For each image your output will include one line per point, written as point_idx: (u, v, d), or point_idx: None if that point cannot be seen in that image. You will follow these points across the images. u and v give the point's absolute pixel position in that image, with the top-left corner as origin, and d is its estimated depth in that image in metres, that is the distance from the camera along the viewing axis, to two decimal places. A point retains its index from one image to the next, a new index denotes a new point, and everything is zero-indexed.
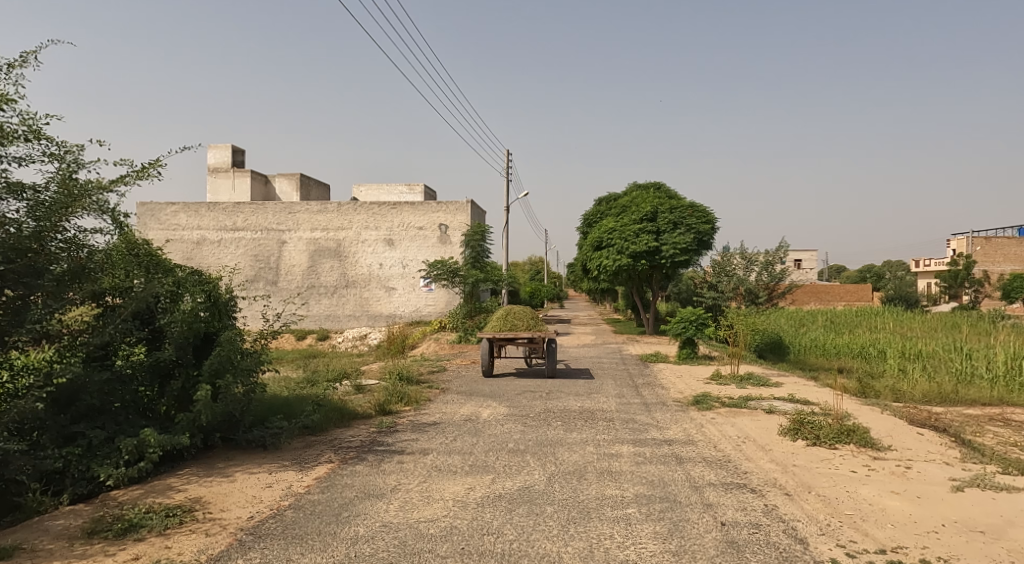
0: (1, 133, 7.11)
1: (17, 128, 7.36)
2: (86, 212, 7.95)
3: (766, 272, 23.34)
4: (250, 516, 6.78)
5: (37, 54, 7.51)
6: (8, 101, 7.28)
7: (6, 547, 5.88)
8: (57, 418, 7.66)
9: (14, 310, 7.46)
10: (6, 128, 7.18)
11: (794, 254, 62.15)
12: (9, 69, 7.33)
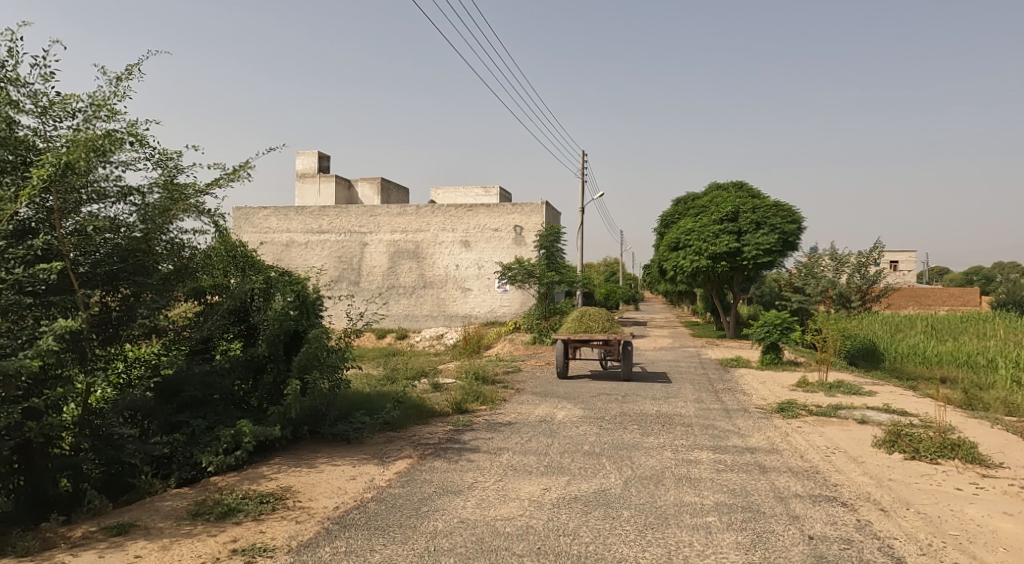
0: (110, 141, 7.59)
1: (125, 138, 7.88)
2: (186, 214, 8.39)
3: (860, 276, 21.96)
4: (336, 506, 7.01)
5: (141, 66, 7.98)
6: (115, 112, 7.77)
7: (122, 524, 6.32)
8: (164, 407, 8.20)
9: (127, 307, 7.91)
10: (114, 136, 7.68)
11: (891, 255, 59.57)
12: (117, 81, 7.82)
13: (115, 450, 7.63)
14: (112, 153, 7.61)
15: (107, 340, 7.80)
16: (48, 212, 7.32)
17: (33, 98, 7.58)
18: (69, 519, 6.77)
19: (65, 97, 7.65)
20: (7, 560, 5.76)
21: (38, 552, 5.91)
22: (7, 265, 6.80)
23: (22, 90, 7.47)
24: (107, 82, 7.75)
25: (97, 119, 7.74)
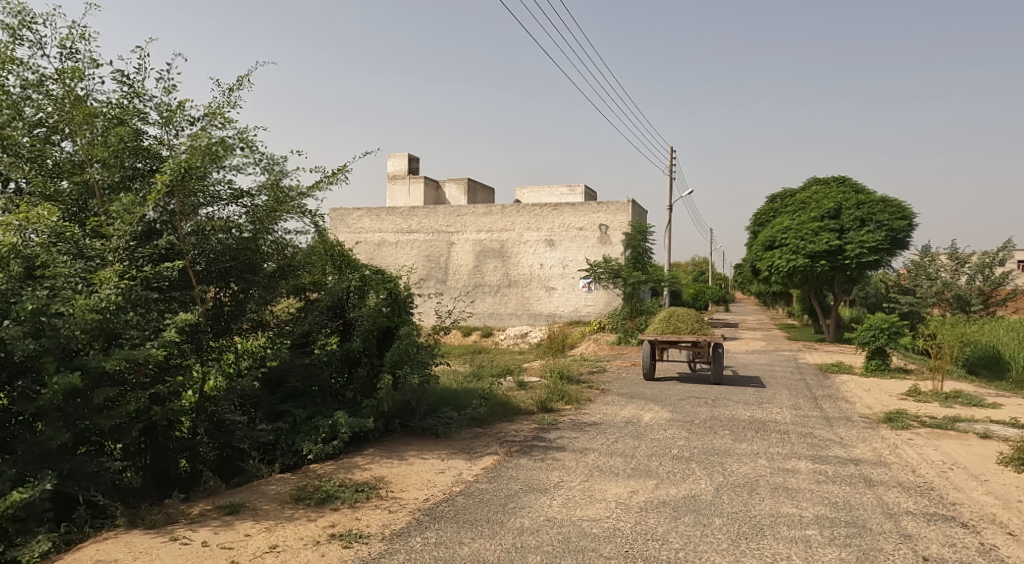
0: (222, 147, 8.01)
1: (236, 143, 8.29)
2: (289, 215, 8.74)
3: (984, 277, 20.58)
4: (426, 497, 7.09)
5: (250, 76, 8.40)
6: (227, 120, 8.26)
7: (233, 505, 6.63)
8: (269, 396, 8.62)
9: (237, 302, 8.51)
10: (227, 142, 8.11)
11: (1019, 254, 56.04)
12: (230, 90, 8.28)
13: (226, 435, 8.08)
14: (225, 158, 8.07)
15: (220, 332, 8.37)
16: (171, 214, 7.82)
17: (157, 109, 8.13)
18: (187, 496, 7.16)
19: (183, 108, 8.16)
20: (134, 531, 6.14)
21: (162, 525, 6.28)
22: (137, 264, 7.36)
23: (147, 101, 8.11)
24: (221, 92, 8.23)
25: (212, 127, 8.26)
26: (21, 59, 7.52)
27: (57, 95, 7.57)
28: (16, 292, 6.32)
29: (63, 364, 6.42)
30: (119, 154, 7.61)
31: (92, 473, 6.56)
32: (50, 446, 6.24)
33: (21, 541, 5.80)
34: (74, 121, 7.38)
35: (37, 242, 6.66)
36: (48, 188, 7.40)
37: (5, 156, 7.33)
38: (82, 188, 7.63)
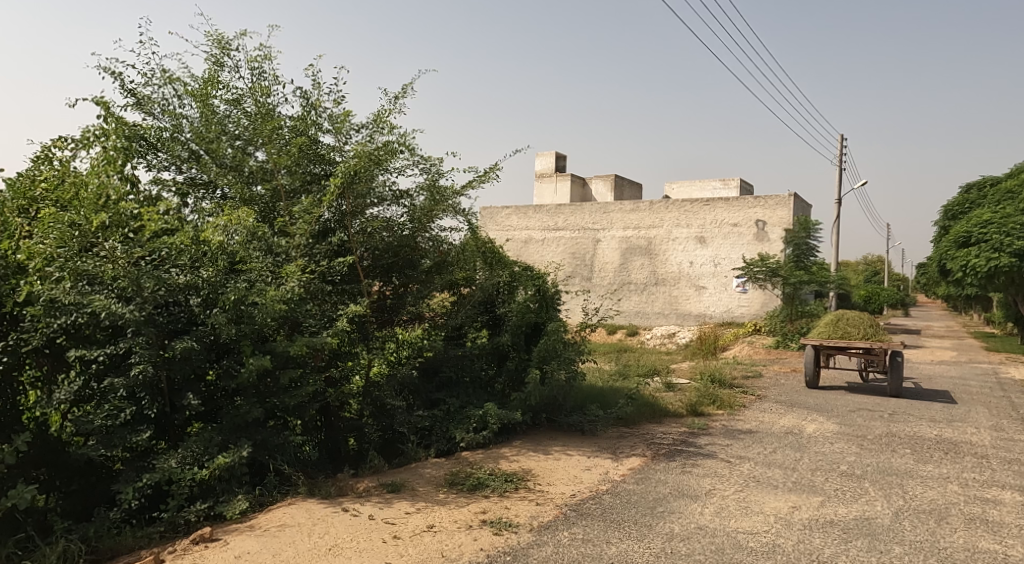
0: (388, 151, 8.55)
1: (399, 148, 8.78)
2: (445, 214, 9.11)
3: None
4: (573, 493, 7.11)
5: (412, 86, 8.99)
6: (392, 127, 8.78)
7: (395, 484, 7.09)
8: (425, 385, 9.01)
9: (398, 296, 9.00)
10: (391, 146, 8.63)
11: None
12: (393, 98, 8.81)
13: (388, 418, 8.52)
14: (388, 162, 8.58)
15: (383, 323, 8.95)
16: (343, 215, 8.45)
17: (331, 118, 8.75)
18: (356, 472, 7.73)
19: (352, 117, 8.72)
20: (312, 499, 6.73)
21: (335, 497, 6.81)
22: (316, 259, 8.09)
23: (322, 111, 8.76)
24: (386, 99, 8.83)
25: (377, 133, 8.77)
26: (221, 81, 8.47)
27: (250, 110, 8.43)
28: (220, 285, 7.02)
29: (256, 347, 7.14)
30: (300, 162, 8.37)
31: (278, 445, 7.19)
32: (246, 419, 6.92)
33: (225, 498, 6.52)
34: (263, 133, 8.13)
35: (237, 241, 7.25)
36: (245, 194, 8.18)
37: (213, 166, 8.30)
38: (272, 194, 8.33)
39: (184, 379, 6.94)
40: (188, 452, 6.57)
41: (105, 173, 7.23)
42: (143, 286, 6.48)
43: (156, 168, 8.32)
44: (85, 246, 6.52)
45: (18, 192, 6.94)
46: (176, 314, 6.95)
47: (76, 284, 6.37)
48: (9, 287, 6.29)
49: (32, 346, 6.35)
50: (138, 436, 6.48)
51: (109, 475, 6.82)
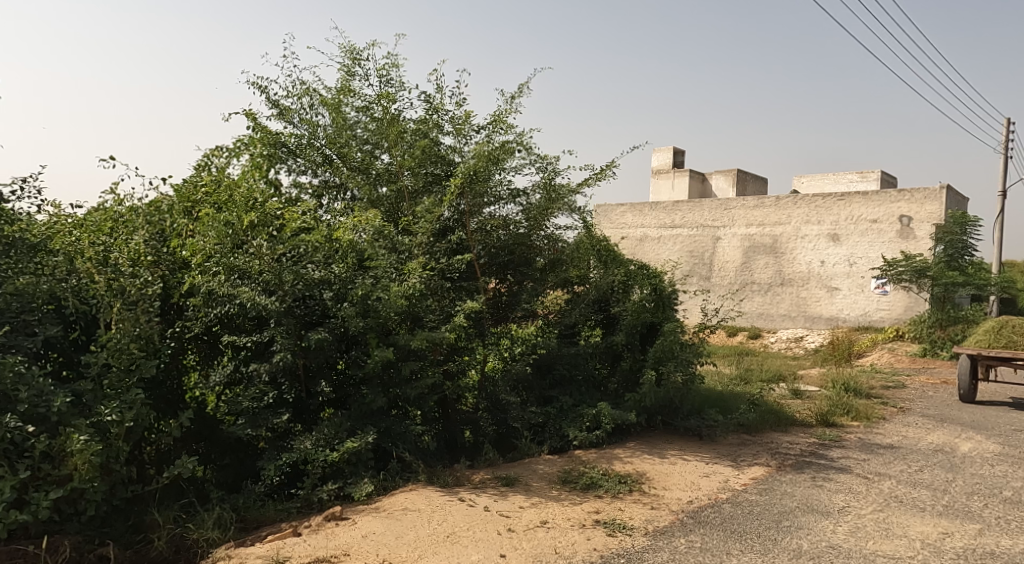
0: (505, 150, 8.61)
1: (516, 147, 8.83)
2: (560, 212, 9.06)
3: None
4: (690, 499, 6.86)
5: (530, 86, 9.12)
6: (510, 126, 8.82)
7: (509, 478, 7.22)
8: (540, 382, 8.94)
9: (513, 293, 9.02)
10: (509, 145, 8.69)
11: None
12: (511, 98, 8.91)
13: (501, 413, 8.53)
14: (505, 161, 8.65)
15: (499, 319, 8.96)
16: (462, 213, 8.55)
17: (451, 120, 8.96)
18: (471, 464, 7.96)
19: (472, 118, 8.87)
20: (431, 487, 7.00)
21: (451, 487, 7.05)
22: (435, 257, 8.22)
23: (445, 114, 8.94)
24: (504, 99, 8.95)
25: (496, 133, 8.84)
26: (352, 89, 8.85)
27: (378, 116, 8.70)
28: (350, 280, 7.33)
29: (381, 340, 7.38)
30: (423, 164, 8.66)
31: (401, 433, 7.45)
32: (370, 408, 7.28)
33: (353, 480, 6.90)
34: (387, 137, 8.53)
35: (365, 239, 7.62)
36: (372, 195, 8.56)
37: (343, 169, 8.71)
38: (396, 194, 8.63)
39: (319, 367, 7.31)
40: (321, 434, 6.95)
41: (253, 179, 7.85)
42: (285, 280, 6.88)
43: (295, 173, 8.83)
44: (237, 243, 7.02)
45: (182, 196, 7.50)
46: (311, 307, 7.25)
47: (229, 278, 6.79)
48: (177, 279, 6.94)
49: (192, 333, 6.89)
50: (278, 419, 6.85)
51: (255, 452, 7.26)
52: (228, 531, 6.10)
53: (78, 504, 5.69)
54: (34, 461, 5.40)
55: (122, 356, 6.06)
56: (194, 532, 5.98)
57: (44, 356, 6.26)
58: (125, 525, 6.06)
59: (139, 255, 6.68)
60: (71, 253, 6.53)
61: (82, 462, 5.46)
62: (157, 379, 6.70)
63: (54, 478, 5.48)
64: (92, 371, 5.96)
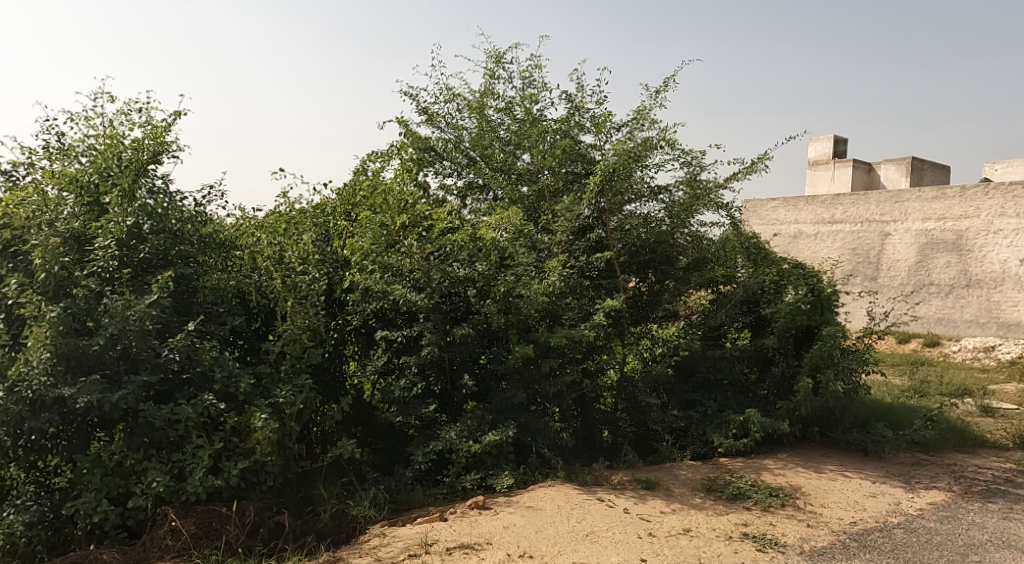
0: (646, 147, 8.40)
1: (659, 143, 8.55)
2: (706, 209, 8.70)
3: None
4: (853, 520, 6.30)
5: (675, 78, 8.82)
6: (653, 121, 8.54)
7: (649, 481, 6.98)
8: (681, 384, 8.69)
9: (654, 293, 8.78)
10: (651, 141, 8.44)
11: None
12: (654, 92, 8.68)
13: (642, 414, 8.37)
14: (647, 158, 8.42)
15: (638, 319, 8.73)
16: (601, 211, 8.42)
17: (592, 118, 8.83)
18: (610, 464, 7.86)
19: (614, 116, 8.68)
20: (569, 484, 6.93)
21: (590, 486, 6.95)
22: (575, 255, 8.18)
23: (586, 113, 8.82)
24: (648, 94, 8.75)
25: (637, 129, 8.59)
26: (495, 92, 8.97)
27: (519, 117, 8.80)
28: (493, 278, 7.36)
29: (522, 336, 7.34)
30: (565, 163, 8.60)
31: (540, 429, 7.44)
32: (511, 402, 7.27)
33: (494, 472, 6.99)
34: (529, 137, 8.54)
35: (506, 238, 7.60)
36: (514, 194, 8.54)
37: (487, 169, 8.82)
38: (536, 194, 8.57)
39: (463, 360, 7.39)
40: (465, 426, 7.06)
41: (404, 182, 8.20)
42: (433, 278, 7.06)
43: (443, 175, 9.02)
44: (390, 242, 7.20)
45: (343, 198, 7.89)
46: (456, 303, 7.40)
47: (383, 276, 7.05)
48: (339, 275, 7.37)
49: (351, 325, 7.30)
50: (428, 407, 7.10)
51: (405, 437, 7.48)
52: (382, 510, 6.46)
53: (260, 475, 6.13)
54: (225, 433, 6.03)
55: (295, 345, 6.57)
56: (354, 508, 6.36)
57: (232, 343, 6.85)
58: (296, 497, 6.49)
59: (308, 253, 7.17)
60: (253, 252, 7.05)
61: (263, 437, 5.96)
62: (323, 365, 7.16)
63: (241, 450, 6.05)
64: (271, 357, 6.62)
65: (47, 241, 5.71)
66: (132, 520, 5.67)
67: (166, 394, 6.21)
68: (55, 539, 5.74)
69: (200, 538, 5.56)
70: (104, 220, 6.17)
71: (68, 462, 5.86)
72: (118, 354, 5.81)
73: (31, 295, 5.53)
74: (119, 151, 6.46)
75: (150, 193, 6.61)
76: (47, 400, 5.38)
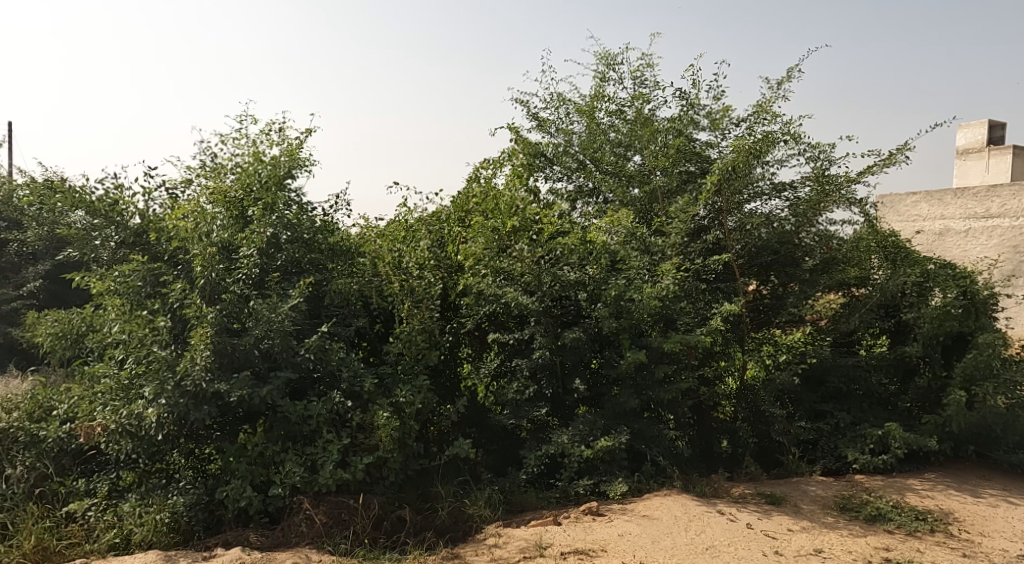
0: (767, 141, 7.74)
1: (782, 137, 8.02)
2: (836, 205, 8.06)
3: None
4: (1020, 553, 5.57)
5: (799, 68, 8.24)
6: (774, 114, 8.01)
7: (775, 496, 6.51)
8: (809, 394, 8.07)
9: (776, 296, 8.23)
10: (773, 135, 7.89)
11: None
12: (776, 84, 8.12)
13: (765, 425, 7.86)
14: (768, 154, 7.83)
15: (758, 325, 8.24)
16: (718, 211, 7.96)
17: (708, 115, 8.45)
18: (730, 475, 7.45)
19: (731, 111, 8.24)
20: (686, 494, 6.57)
21: (709, 497, 6.58)
22: (691, 257, 7.76)
23: (700, 110, 8.43)
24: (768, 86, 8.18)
25: (758, 124, 8.09)
26: (606, 94, 8.71)
27: (630, 118, 8.52)
28: (604, 281, 7.05)
29: (634, 341, 7.09)
30: (678, 162, 8.24)
31: (654, 436, 7.13)
32: (624, 408, 7.01)
33: (607, 478, 6.75)
34: (640, 138, 8.27)
35: (617, 241, 7.29)
36: (625, 197, 8.20)
37: (597, 173, 8.52)
38: (647, 195, 8.17)
39: (574, 364, 7.19)
40: (577, 430, 6.86)
41: (515, 188, 7.97)
42: (543, 280, 6.94)
43: (552, 180, 8.86)
44: (502, 247, 7.16)
45: (457, 206, 7.70)
46: (567, 307, 7.24)
47: (495, 280, 6.97)
48: (454, 280, 7.23)
49: (465, 329, 7.23)
50: (539, 411, 7.01)
51: (517, 440, 7.34)
52: (497, 510, 6.42)
53: (383, 470, 6.24)
54: (352, 430, 6.18)
55: (412, 346, 6.72)
56: (470, 506, 6.36)
57: (356, 344, 7.04)
58: (416, 494, 6.53)
59: (424, 259, 7.04)
60: (376, 258, 7.02)
61: (386, 435, 6.06)
62: (438, 367, 7.24)
63: (366, 446, 6.14)
64: (391, 357, 6.76)
65: (205, 250, 6.15)
66: (273, 507, 5.91)
67: (300, 392, 6.44)
68: (210, 519, 6.00)
69: (331, 527, 5.74)
70: (247, 231, 6.47)
71: (219, 452, 6.25)
72: (261, 353, 6.13)
73: (193, 296, 5.95)
74: (260, 169, 6.79)
75: (287, 204, 6.90)
76: (208, 394, 5.81)
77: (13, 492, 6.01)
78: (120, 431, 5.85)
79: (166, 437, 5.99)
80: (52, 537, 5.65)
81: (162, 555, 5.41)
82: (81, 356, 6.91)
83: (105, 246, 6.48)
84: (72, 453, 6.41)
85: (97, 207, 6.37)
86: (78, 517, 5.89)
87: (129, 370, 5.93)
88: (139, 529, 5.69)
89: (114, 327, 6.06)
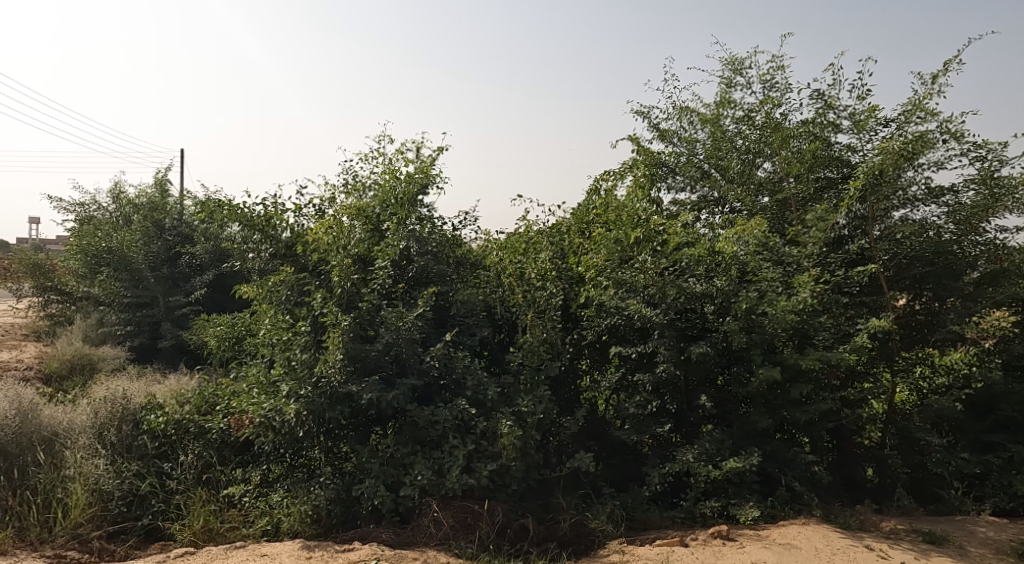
0: (920, 143, 6.95)
1: (941, 137, 7.19)
2: (1008, 210, 7.13)
3: None
4: None
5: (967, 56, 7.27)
6: (930, 112, 7.20)
7: (935, 534, 5.80)
8: (974, 422, 7.21)
9: (931, 312, 7.25)
10: (929, 137, 7.06)
11: None
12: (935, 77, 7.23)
13: (919, 455, 7.11)
14: (922, 156, 7.02)
15: (910, 342, 7.30)
16: (863, 218, 7.28)
17: (850, 116, 7.69)
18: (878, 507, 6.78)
19: (879, 111, 7.48)
20: (828, 525, 6.00)
21: (856, 530, 5.95)
22: (829, 269, 7.05)
23: (841, 111, 7.70)
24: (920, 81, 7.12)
25: (910, 123, 7.32)
26: (732, 100, 8.22)
27: (759, 123, 7.93)
28: (733, 293, 6.60)
29: (766, 357, 6.56)
30: (814, 168, 7.57)
31: (789, 460, 6.54)
32: (755, 428, 6.52)
33: (737, 502, 6.27)
34: (771, 144, 7.67)
35: (747, 252, 6.76)
36: (754, 205, 7.78)
37: (722, 181, 8.09)
38: (781, 205, 7.70)
39: (700, 381, 6.77)
40: (703, 448, 6.42)
41: (637, 200, 7.53)
42: (667, 293, 6.50)
43: (674, 191, 8.48)
44: (625, 258, 6.84)
45: (577, 218, 7.46)
46: (692, 320, 6.73)
47: (617, 292, 6.67)
48: (575, 291, 6.97)
49: (586, 341, 6.95)
50: (662, 428, 6.66)
51: (638, 456, 6.98)
52: (620, 527, 6.13)
53: (505, 478, 6.06)
54: (476, 436, 6.06)
55: (533, 357, 6.54)
56: (593, 520, 6.12)
57: (478, 353, 6.87)
58: (537, 504, 6.31)
59: (546, 270, 6.85)
60: (500, 269, 7.04)
61: (508, 443, 5.85)
62: (559, 378, 7.00)
63: (489, 453, 6.01)
64: (511, 368, 6.59)
65: (342, 262, 6.27)
66: (403, 507, 5.92)
67: (427, 397, 6.44)
68: (347, 514, 6.09)
69: (456, 530, 5.73)
70: (383, 244, 6.53)
71: (353, 452, 6.25)
72: (390, 360, 6.20)
73: (331, 306, 6.09)
74: (396, 185, 6.89)
75: (418, 219, 6.91)
76: (342, 395, 5.96)
77: (185, 477, 6.34)
78: (265, 424, 6.07)
79: (307, 435, 6.17)
80: (217, 520, 6.00)
81: (304, 545, 5.57)
82: (237, 356, 7.30)
83: (259, 258, 6.74)
84: (233, 445, 6.68)
85: (255, 221, 6.60)
86: (236, 501, 6.21)
87: (276, 371, 6.15)
88: (287, 518, 5.93)
89: (263, 334, 6.42)
